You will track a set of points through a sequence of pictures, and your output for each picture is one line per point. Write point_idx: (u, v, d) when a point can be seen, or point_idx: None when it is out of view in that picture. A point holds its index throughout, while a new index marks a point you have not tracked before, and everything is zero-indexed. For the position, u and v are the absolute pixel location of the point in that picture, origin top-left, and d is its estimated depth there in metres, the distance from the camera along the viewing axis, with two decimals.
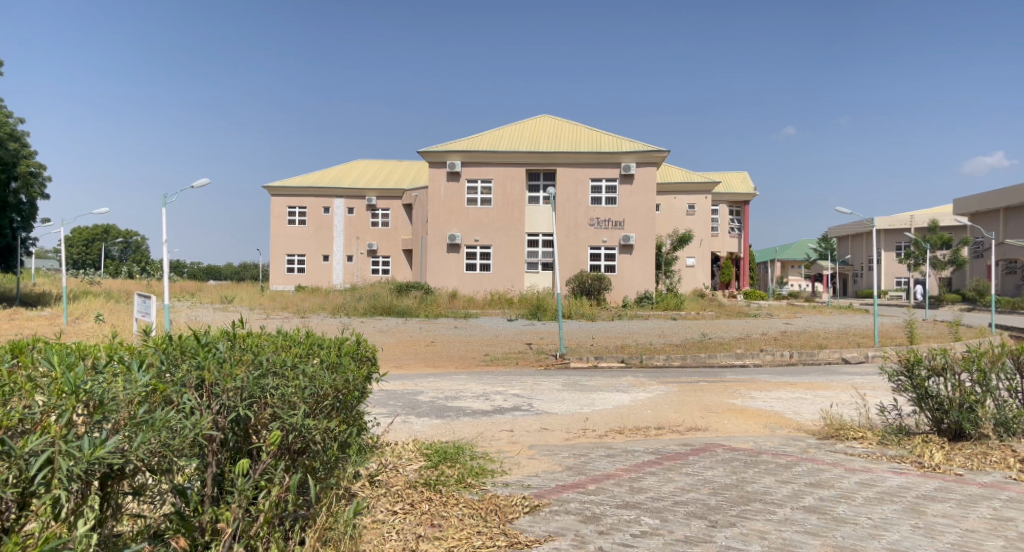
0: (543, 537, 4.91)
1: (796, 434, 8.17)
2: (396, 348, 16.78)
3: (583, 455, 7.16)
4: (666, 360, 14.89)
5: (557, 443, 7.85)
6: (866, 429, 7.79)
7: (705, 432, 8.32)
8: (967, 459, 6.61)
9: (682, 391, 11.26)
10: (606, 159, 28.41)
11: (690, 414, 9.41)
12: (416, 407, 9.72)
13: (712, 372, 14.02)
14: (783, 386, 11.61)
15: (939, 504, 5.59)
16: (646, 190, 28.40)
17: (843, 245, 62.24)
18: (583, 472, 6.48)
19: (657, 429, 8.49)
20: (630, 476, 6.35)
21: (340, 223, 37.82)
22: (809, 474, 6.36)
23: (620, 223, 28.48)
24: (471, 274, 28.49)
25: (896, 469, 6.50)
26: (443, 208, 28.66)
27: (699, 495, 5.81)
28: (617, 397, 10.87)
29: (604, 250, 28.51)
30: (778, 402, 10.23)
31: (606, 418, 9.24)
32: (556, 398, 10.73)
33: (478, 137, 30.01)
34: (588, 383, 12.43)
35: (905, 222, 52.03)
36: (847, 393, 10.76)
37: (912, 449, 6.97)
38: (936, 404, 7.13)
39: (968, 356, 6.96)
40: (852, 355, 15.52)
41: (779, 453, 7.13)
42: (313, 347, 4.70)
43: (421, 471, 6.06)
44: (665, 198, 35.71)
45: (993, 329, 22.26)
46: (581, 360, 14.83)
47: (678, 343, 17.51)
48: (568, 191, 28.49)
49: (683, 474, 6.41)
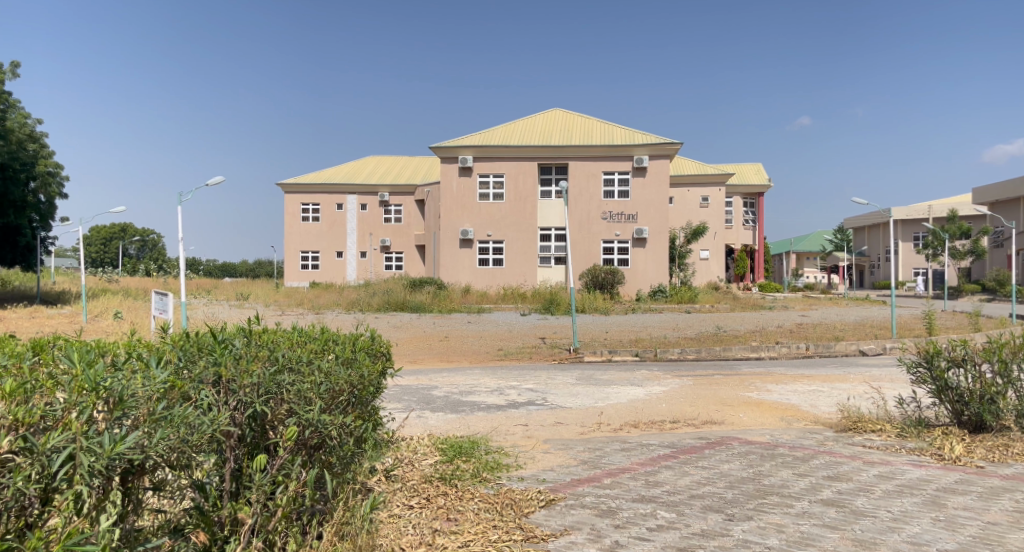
0: (559, 531, 4.92)
1: (814, 426, 8.12)
2: (410, 343, 16.84)
3: (598, 449, 7.16)
4: (681, 353, 14.82)
5: (572, 437, 7.86)
6: (885, 421, 7.72)
7: (721, 426, 8.30)
8: (987, 451, 6.54)
9: (697, 385, 11.22)
10: (618, 152, 28.31)
11: (706, 407, 9.39)
12: (431, 402, 9.76)
13: (728, 365, 13.95)
14: (799, 379, 11.52)
15: (960, 497, 5.53)
16: (660, 183, 28.24)
17: (859, 237, 61.72)
18: (599, 466, 6.48)
19: (672, 423, 8.47)
20: (646, 469, 6.34)
21: (354, 220, 37.95)
22: (826, 467, 6.32)
23: (633, 217, 28.37)
24: (484, 269, 28.52)
25: (915, 462, 6.44)
26: (455, 203, 28.69)
27: (716, 488, 5.79)
28: (632, 391, 10.84)
29: (617, 244, 28.44)
30: (795, 395, 10.16)
31: (621, 412, 9.23)
32: (571, 392, 10.74)
33: (490, 132, 29.98)
34: (603, 377, 12.41)
35: (922, 211, 51.56)
36: (864, 384, 10.69)
37: (932, 441, 6.89)
38: (957, 396, 7.06)
39: (990, 346, 6.87)
40: (870, 347, 15.37)
41: (796, 446, 7.09)
42: (328, 344, 4.72)
43: (437, 465, 6.09)
44: (678, 191, 35.55)
45: (1014, 319, 21.95)
46: (594, 354, 14.81)
47: (693, 336, 17.42)
48: (580, 185, 28.42)
49: (698, 467, 6.39)
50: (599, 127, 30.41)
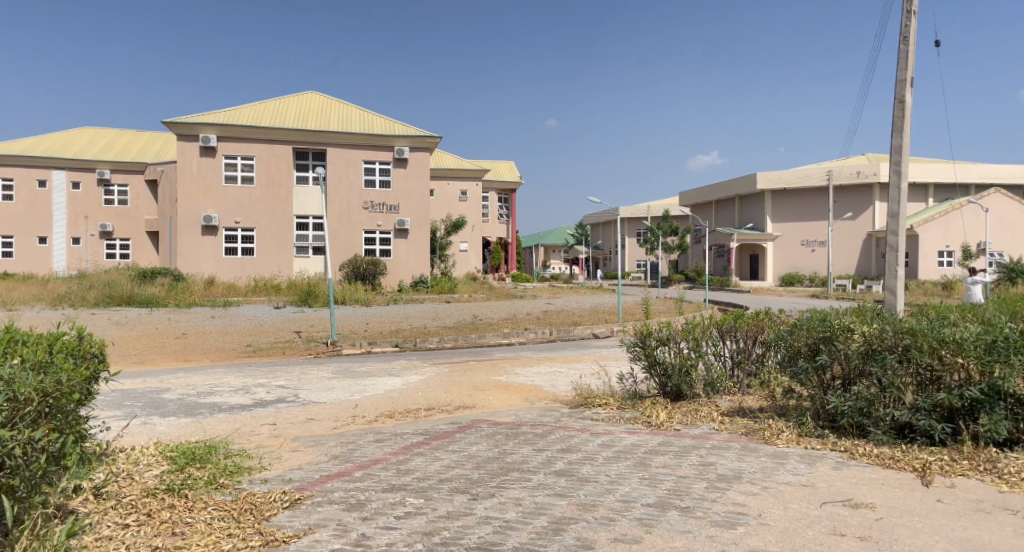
0: (303, 531, 4.93)
1: (552, 404, 8.89)
2: (137, 343, 15.41)
3: (350, 443, 7.20)
4: (439, 342, 15.32)
5: (324, 432, 7.82)
6: (608, 396, 8.67)
7: (473, 410, 8.74)
8: (683, 416, 7.58)
9: (453, 372, 11.71)
10: (377, 141, 28.25)
11: (459, 393, 9.84)
12: (161, 407, 9.10)
13: (482, 351, 14.70)
14: (543, 361, 12.55)
15: (661, 457, 6.42)
16: (421, 175, 28.78)
17: (596, 232, 68.00)
18: (350, 460, 6.54)
19: (427, 410, 8.76)
20: (398, 459, 6.52)
21: (62, 199, 33.78)
22: (560, 441, 6.97)
23: (394, 207, 28.52)
24: (232, 259, 26.95)
25: (630, 429, 7.34)
26: (195, 186, 26.63)
27: (463, 470, 6.16)
28: (389, 382, 11.00)
29: (379, 235, 28.37)
30: (539, 376, 11.04)
31: (376, 403, 9.35)
32: (325, 386, 10.61)
33: (239, 110, 28.23)
34: (361, 369, 12.43)
35: (647, 211, 57.91)
36: (595, 363, 11.91)
37: (643, 410, 7.86)
38: (663, 370, 8.11)
39: (686, 328, 8.13)
40: (601, 330, 17.06)
41: (536, 424, 7.73)
42: (13, 346, 4.37)
43: (164, 476, 5.77)
44: (438, 184, 36.22)
45: (704, 303, 26.03)
46: (353, 347, 14.79)
47: (452, 325, 18.03)
48: (339, 172, 27.79)
49: (448, 452, 6.72)
50: (363, 117, 29.97)
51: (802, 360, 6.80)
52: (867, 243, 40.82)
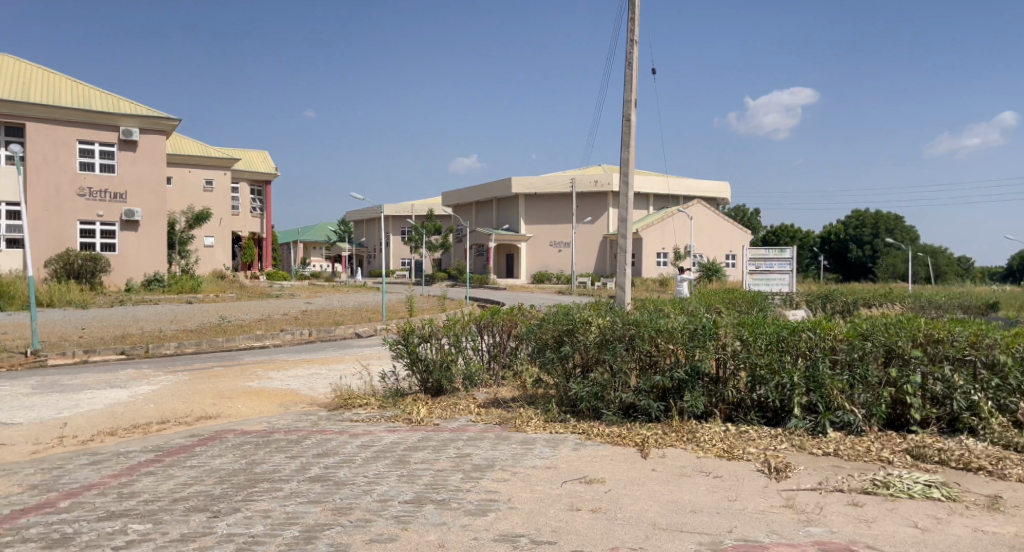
0: None
1: (309, 408, 8.67)
2: None
3: (57, 468, 6.46)
4: (178, 347, 14.23)
5: (20, 459, 6.93)
6: (370, 396, 8.66)
7: (216, 420, 8.23)
8: (443, 410, 7.80)
9: (194, 380, 10.93)
10: (103, 120, 25.34)
11: (201, 402, 9.21)
12: None
13: (230, 356, 13.89)
14: (299, 363, 12.16)
15: (420, 453, 6.55)
16: (154, 160, 26.44)
17: (359, 230, 67.26)
18: (55, 489, 5.87)
19: (159, 424, 8.11)
20: (121, 481, 5.99)
21: None
22: (315, 446, 6.84)
23: (121, 196, 25.75)
24: None
25: (390, 428, 7.39)
26: None
27: (203, 486, 5.81)
28: (112, 394, 9.99)
29: (100, 226, 25.49)
30: (294, 379, 10.68)
31: (95, 420, 8.45)
32: (23, 404, 9.39)
33: None
34: (71, 381, 11.13)
35: (409, 209, 58.39)
36: (356, 364, 11.79)
37: (404, 408, 7.96)
38: (424, 366, 8.30)
39: (447, 324, 8.41)
40: (364, 329, 17.01)
41: (290, 429, 7.50)
42: None
43: None
44: (178, 171, 33.43)
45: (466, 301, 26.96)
46: (64, 356, 13.21)
47: (195, 328, 16.79)
48: (44, 151, 24.11)
49: (185, 468, 6.30)
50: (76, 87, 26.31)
51: (548, 350, 7.35)
52: (603, 245, 44.69)
